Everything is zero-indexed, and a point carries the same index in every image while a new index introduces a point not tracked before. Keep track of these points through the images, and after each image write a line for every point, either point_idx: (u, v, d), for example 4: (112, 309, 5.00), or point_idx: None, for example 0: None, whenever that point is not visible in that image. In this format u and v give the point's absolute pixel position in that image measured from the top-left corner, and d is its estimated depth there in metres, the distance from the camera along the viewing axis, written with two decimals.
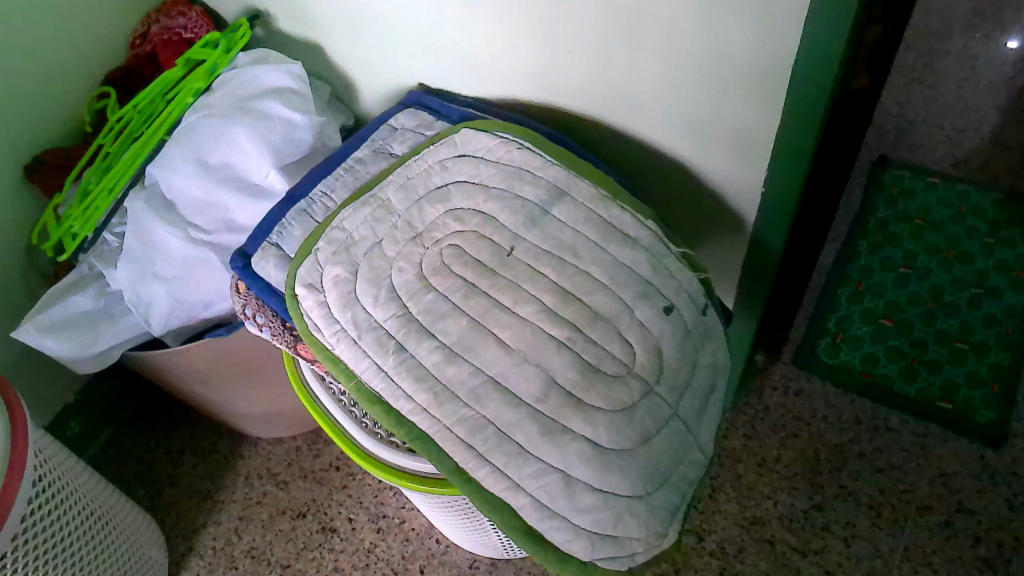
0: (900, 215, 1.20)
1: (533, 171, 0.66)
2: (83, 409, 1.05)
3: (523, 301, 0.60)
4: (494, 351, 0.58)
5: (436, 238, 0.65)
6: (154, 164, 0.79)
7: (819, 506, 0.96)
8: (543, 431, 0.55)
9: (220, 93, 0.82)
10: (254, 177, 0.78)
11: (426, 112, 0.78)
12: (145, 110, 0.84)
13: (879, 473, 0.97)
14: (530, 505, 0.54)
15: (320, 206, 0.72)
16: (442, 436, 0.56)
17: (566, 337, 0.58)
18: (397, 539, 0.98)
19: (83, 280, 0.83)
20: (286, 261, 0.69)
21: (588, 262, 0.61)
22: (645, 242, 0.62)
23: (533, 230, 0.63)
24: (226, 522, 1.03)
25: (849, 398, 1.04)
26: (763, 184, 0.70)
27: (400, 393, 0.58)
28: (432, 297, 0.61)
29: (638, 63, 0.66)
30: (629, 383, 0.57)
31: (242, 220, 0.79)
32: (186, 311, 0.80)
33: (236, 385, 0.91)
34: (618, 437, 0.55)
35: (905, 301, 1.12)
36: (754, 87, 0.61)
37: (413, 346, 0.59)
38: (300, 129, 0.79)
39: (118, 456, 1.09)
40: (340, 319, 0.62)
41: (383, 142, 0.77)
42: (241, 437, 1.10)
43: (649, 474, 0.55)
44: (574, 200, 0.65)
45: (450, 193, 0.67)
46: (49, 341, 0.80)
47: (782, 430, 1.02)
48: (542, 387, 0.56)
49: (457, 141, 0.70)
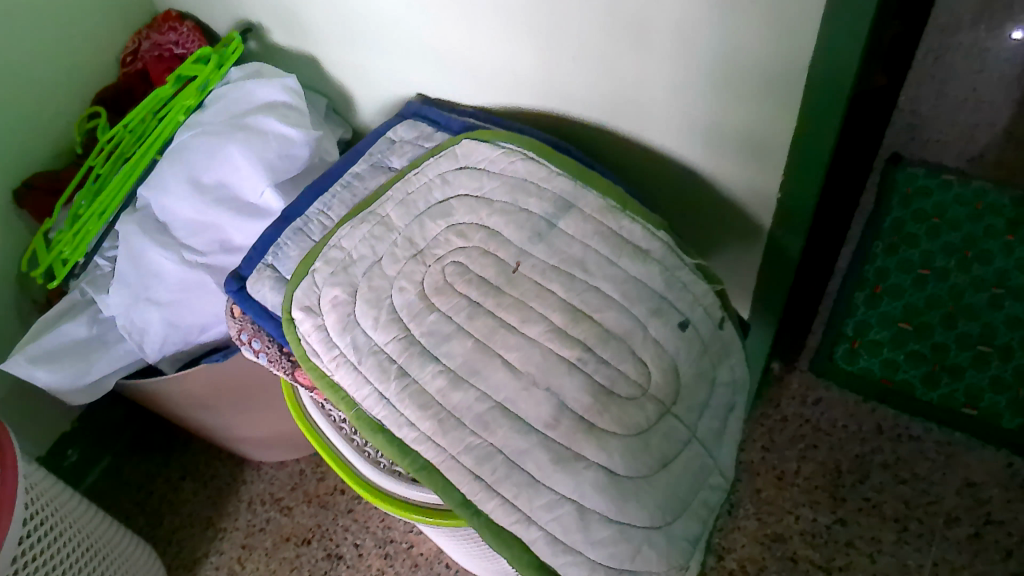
0: (915, 214, 1.15)
1: (538, 182, 0.64)
2: (81, 437, 1.02)
3: (531, 321, 0.57)
4: (500, 374, 0.55)
5: (438, 255, 0.63)
6: (146, 186, 0.76)
7: (842, 521, 0.92)
8: (555, 459, 0.52)
9: (213, 109, 0.79)
10: (250, 196, 0.76)
11: (426, 123, 0.75)
12: (137, 130, 0.82)
13: (902, 484, 0.94)
14: (542, 539, 0.50)
15: (317, 224, 0.69)
16: (448, 466, 0.53)
17: (576, 358, 0.55)
18: (405, 565, 0.94)
19: (76, 307, 0.80)
20: (282, 283, 0.66)
21: (599, 277, 0.59)
22: (657, 255, 0.60)
23: (540, 245, 0.61)
24: (228, 551, 0.99)
25: (869, 407, 1.01)
26: (779, 191, 0.67)
27: (404, 420, 0.55)
28: (434, 318, 0.59)
29: (645, 69, 0.63)
30: (645, 405, 0.54)
31: (238, 240, 0.76)
32: (182, 336, 0.77)
33: (239, 411, 0.88)
34: (633, 463, 0.52)
35: (924, 304, 1.08)
36: (767, 90, 0.59)
37: (416, 371, 0.57)
38: (296, 145, 0.76)
39: (118, 484, 1.05)
40: (339, 342, 0.60)
41: (381, 156, 0.74)
42: (243, 462, 1.06)
43: (668, 503, 0.51)
44: (582, 212, 0.62)
45: (451, 207, 0.65)
46: (39, 371, 0.76)
47: (802, 441, 0.99)
48: (552, 412, 0.53)
49: (458, 153, 0.68)
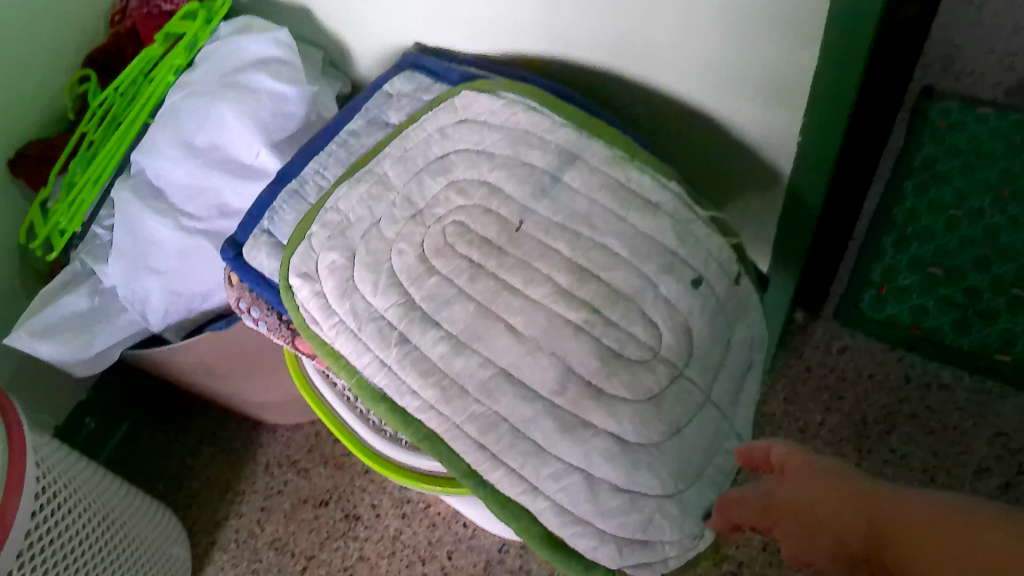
0: (948, 150, 1.02)
1: (541, 134, 0.60)
2: (98, 405, 1.02)
3: (535, 282, 0.55)
4: (504, 339, 0.53)
5: (439, 214, 0.60)
6: (138, 151, 0.74)
7: (867, 474, 0.91)
8: (562, 427, 0.50)
9: (203, 67, 0.76)
10: (244, 158, 0.73)
11: (424, 75, 0.71)
12: (128, 92, 0.79)
13: (931, 435, 0.92)
14: (550, 509, 0.49)
15: (313, 185, 0.67)
16: (452, 435, 0.51)
17: (583, 320, 0.53)
18: (423, 524, 0.95)
19: (77, 279, 0.79)
20: (279, 249, 0.64)
21: (607, 234, 0.55)
22: (668, 207, 0.56)
23: (544, 201, 0.58)
24: (248, 514, 1.00)
25: (897, 355, 0.97)
26: (800, 134, 0.62)
27: (406, 389, 0.53)
28: (435, 281, 0.56)
29: (653, 8, 0.58)
30: (656, 369, 0.51)
31: (236, 203, 0.74)
32: (184, 304, 0.76)
33: (249, 378, 0.87)
34: (644, 430, 0.49)
35: (958, 246, 0.99)
36: (787, 27, 0.54)
37: (417, 337, 0.54)
38: (290, 102, 0.73)
39: (137, 451, 1.06)
40: (338, 309, 0.57)
41: (378, 111, 0.71)
42: (259, 425, 1.06)
43: (681, 470, 0.49)
44: (588, 164, 0.58)
45: (451, 163, 0.62)
46: (43, 346, 0.75)
47: (826, 392, 0.96)
48: (559, 378, 0.51)
49: (457, 104, 0.63)
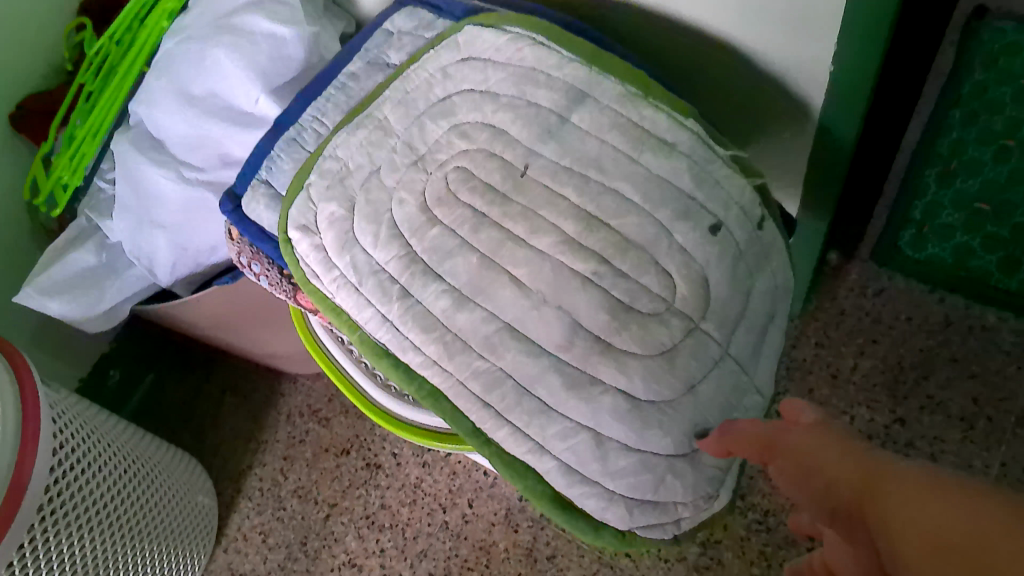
0: None
1: (547, 70, 0.56)
2: (120, 357, 1.03)
3: (541, 232, 0.51)
4: (508, 293, 0.50)
5: (441, 160, 0.56)
6: (136, 102, 0.72)
7: (902, 421, 0.88)
8: (569, 384, 0.47)
9: (197, 10, 0.72)
10: (242, 104, 0.70)
11: (426, 10, 0.67)
12: (124, 40, 0.76)
13: (971, 380, 0.88)
14: (557, 469, 0.47)
15: (311, 132, 0.64)
16: (455, 392, 0.49)
17: (592, 272, 0.49)
18: (443, 473, 0.95)
19: (83, 235, 0.77)
20: (277, 201, 0.62)
21: (618, 178, 0.52)
22: (684, 147, 0.52)
23: (551, 143, 0.54)
24: (271, 463, 1.01)
25: (937, 297, 0.92)
26: (833, 62, 0.57)
27: (408, 344, 0.51)
28: (437, 232, 0.53)
29: None
30: (669, 322, 0.48)
31: (237, 153, 0.71)
32: (192, 258, 0.75)
33: (263, 330, 0.86)
34: (657, 387, 0.47)
35: None
36: None
37: (418, 292, 0.52)
38: (288, 45, 0.69)
39: (161, 400, 1.07)
40: (338, 263, 0.55)
41: (378, 52, 0.67)
42: (280, 376, 1.06)
43: (696, 428, 0.47)
44: (598, 102, 0.54)
45: (453, 105, 0.58)
46: (52, 303, 0.75)
47: (861, 336, 0.92)
48: (565, 334, 0.48)
49: (459, 42, 0.59)
